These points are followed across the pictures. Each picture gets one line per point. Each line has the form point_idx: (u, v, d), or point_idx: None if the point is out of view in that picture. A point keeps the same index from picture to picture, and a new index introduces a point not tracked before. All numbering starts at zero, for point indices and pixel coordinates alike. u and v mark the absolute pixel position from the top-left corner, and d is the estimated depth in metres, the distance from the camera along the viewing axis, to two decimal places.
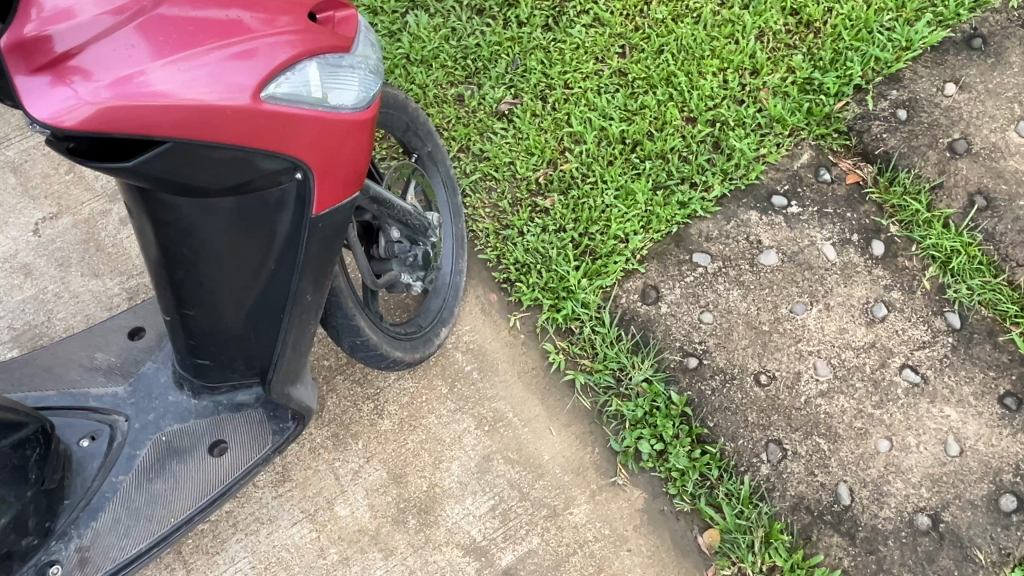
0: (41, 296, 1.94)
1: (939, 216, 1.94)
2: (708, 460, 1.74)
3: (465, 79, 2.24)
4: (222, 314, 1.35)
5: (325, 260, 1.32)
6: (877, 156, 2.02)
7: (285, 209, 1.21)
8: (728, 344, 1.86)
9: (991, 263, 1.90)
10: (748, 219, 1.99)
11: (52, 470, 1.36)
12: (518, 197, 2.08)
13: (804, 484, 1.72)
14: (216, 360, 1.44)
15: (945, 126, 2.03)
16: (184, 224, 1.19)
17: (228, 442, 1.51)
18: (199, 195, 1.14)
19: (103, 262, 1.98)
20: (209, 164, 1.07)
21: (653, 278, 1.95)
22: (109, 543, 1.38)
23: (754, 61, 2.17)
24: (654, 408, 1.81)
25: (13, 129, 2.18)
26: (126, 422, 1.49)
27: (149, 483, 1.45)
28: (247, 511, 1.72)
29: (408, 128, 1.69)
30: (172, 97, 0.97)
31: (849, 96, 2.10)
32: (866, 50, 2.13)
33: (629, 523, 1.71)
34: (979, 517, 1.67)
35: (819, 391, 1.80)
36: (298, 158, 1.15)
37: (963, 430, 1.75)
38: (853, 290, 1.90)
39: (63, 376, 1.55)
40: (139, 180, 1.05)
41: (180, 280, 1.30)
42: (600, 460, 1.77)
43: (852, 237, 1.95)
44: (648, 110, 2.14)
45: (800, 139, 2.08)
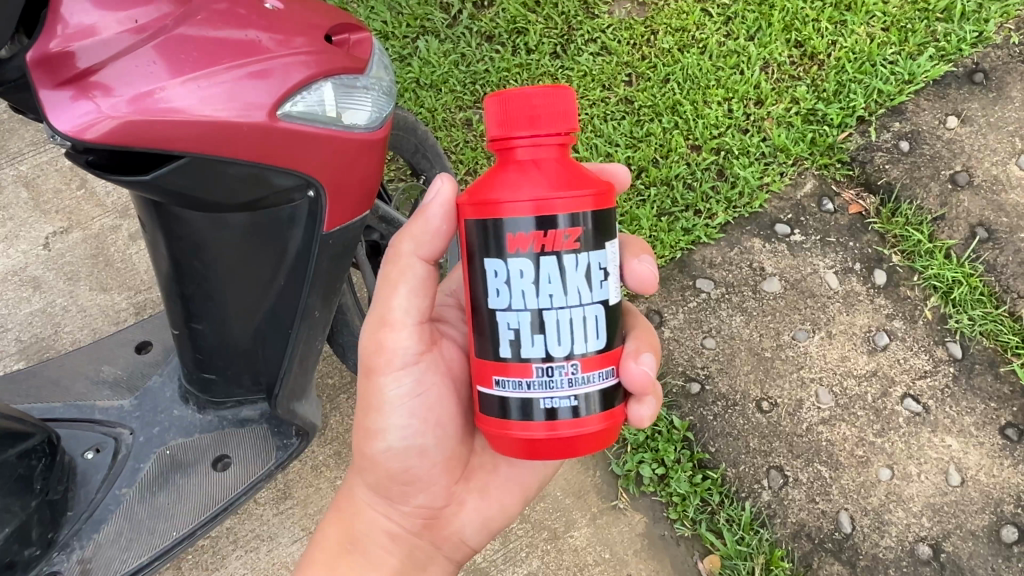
0: (50, 309, 1.96)
1: (941, 247, 1.96)
2: (709, 485, 1.75)
3: (474, 103, 2.27)
4: (231, 329, 1.37)
5: (334, 277, 1.33)
6: (880, 187, 2.05)
7: (296, 226, 1.23)
8: (730, 370, 1.87)
9: (993, 295, 1.92)
10: (751, 246, 2.01)
11: (56, 481, 1.37)
12: None
13: (805, 512, 1.72)
14: (223, 375, 1.45)
15: (946, 158, 2.05)
16: (196, 239, 1.22)
17: (231, 457, 1.51)
18: (213, 210, 1.16)
19: (112, 277, 2.00)
20: (223, 180, 1.09)
21: (656, 303, 1.96)
22: (111, 556, 1.39)
23: (759, 91, 2.19)
24: (657, 432, 1.81)
25: (26, 144, 2.21)
26: (131, 435, 1.50)
27: (152, 496, 1.45)
28: (247, 528, 1.73)
29: (417, 150, 1.71)
30: (189, 113, 0.99)
31: (852, 127, 2.13)
32: (869, 83, 2.16)
33: (629, 547, 1.72)
34: (979, 547, 1.68)
35: (821, 419, 1.81)
36: (311, 176, 1.16)
37: (964, 460, 1.76)
38: (855, 318, 1.91)
39: (69, 389, 1.56)
40: (155, 193, 1.07)
41: (191, 295, 1.32)
42: (601, 483, 1.77)
43: (854, 266, 1.97)
44: (654, 137, 2.18)
45: (803, 168, 2.10)
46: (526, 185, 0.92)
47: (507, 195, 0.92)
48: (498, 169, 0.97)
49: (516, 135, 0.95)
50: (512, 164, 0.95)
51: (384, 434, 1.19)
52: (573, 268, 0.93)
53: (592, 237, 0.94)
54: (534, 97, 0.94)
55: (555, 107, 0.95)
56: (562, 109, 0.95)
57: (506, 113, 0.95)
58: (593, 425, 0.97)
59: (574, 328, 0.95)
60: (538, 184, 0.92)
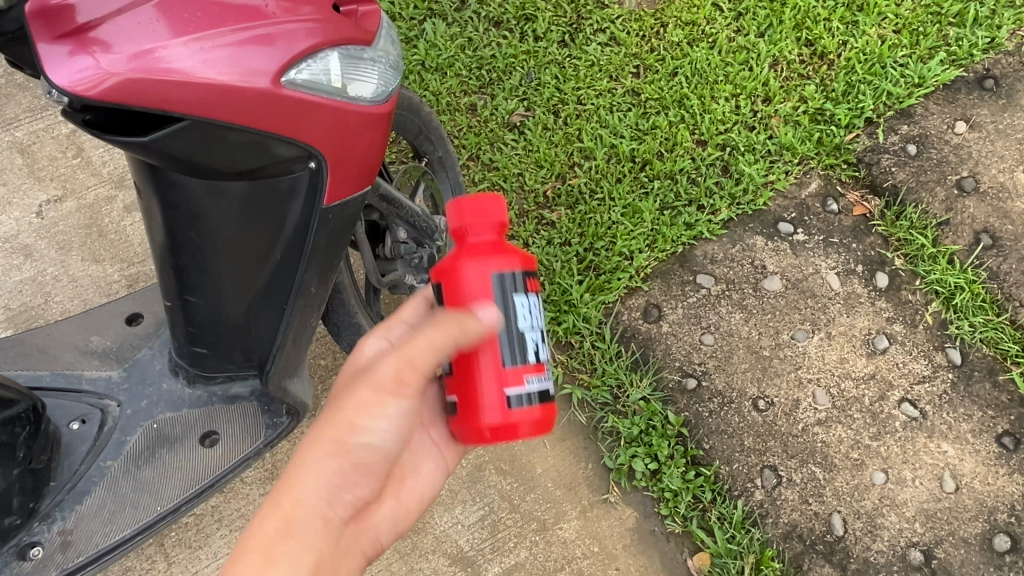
0: (40, 278, 1.93)
1: (945, 252, 1.94)
2: (701, 482, 1.73)
3: (479, 88, 2.25)
4: (224, 302, 1.34)
5: (332, 253, 1.30)
6: (886, 189, 2.03)
7: (297, 197, 1.20)
8: (728, 366, 1.85)
9: (995, 302, 1.90)
10: (754, 244, 1.99)
11: (40, 450, 1.34)
12: (525, 208, 2.08)
13: (797, 512, 1.70)
14: (214, 349, 1.43)
15: (953, 163, 2.03)
16: (194, 208, 1.19)
17: (220, 433, 1.48)
18: (212, 177, 1.13)
19: (105, 248, 1.97)
20: (224, 146, 1.07)
21: (656, 296, 1.94)
22: (93, 529, 1.36)
23: (767, 89, 2.18)
24: (651, 427, 1.80)
25: (23, 111, 2.17)
26: (119, 407, 1.48)
27: (138, 469, 1.42)
28: (232, 507, 1.71)
29: (420, 131, 1.68)
30: (190, 75, 0.96)
31: (860, 128, 2.11)
32: (879, 85, 2.15)
33: (619, 541, 1.69)
34: (971, 555, 1.66)
35: (817, 420, 1.79)
36: (313, 146, 1.14)
37: (959, 466, 1.74)
38: (855, 320, 1.89)
39: (57, 357, 1.53)
40: (153, 156, 1.05)
41: (185, 266, 1.30)
42: (592, 476, 1.76)
43: (857, 268, 1.95)
44: (659, 130, 2.15)
45: (809, 168, 2.09)
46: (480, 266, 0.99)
47: (461, 280, 1.00)
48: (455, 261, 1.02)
49: (475, 240, 1.03)
50: (459, 260, 1.01)
51: (371, 430, 0.95)
52: (521, 303, 1.00)
53: (534, 285, 1.03)
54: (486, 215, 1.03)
55: (484, 210, 1.04)
56: (498, 215, 1.04)
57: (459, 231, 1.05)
58: (539, 411, 1.00)
59: (508, 343, 0.98)
60: (492, 260, 1.00)
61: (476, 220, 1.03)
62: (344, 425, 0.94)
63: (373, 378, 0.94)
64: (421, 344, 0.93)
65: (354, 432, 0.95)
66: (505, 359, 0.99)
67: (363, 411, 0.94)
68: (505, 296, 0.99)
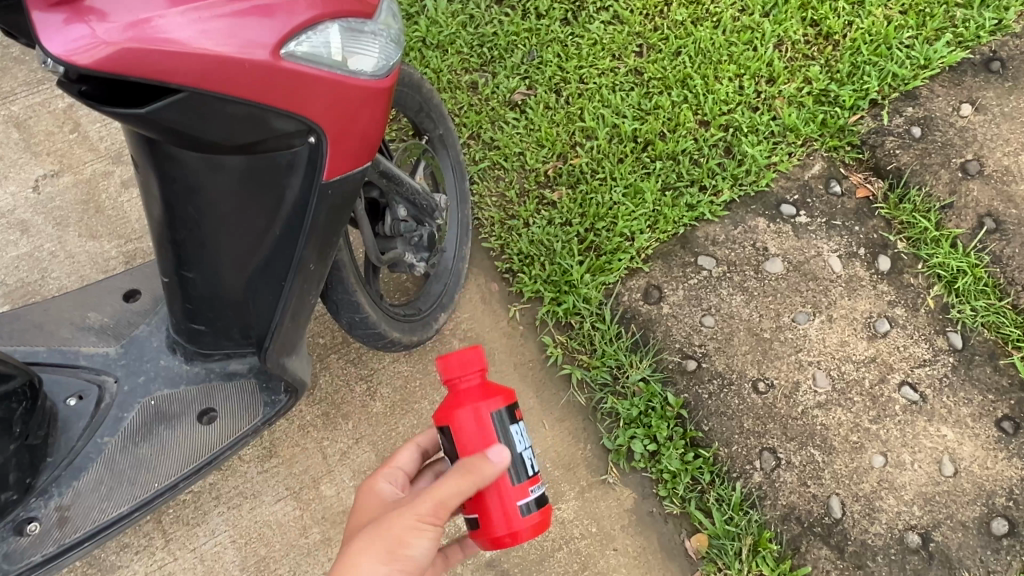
0: (37, 254, 1.91)
1: (948, 235, 1.93)
2: (700, 464, 1.72)
3: (480, 66, 2.22)
4: (222, 278, 1.33)
5: (332, 230, 1.29)
6: (889, 171, 2.02)
7: (295, 172, 1.18)
8: (728, 348, 1.84)
9: (997, 287, 1.89)
10: (756, 226, 1.98)
11: (37, 426, 1.33)
12: (526, 187, 2.06)
13: (795, 494, 1.70)
14: (212, 326, 1.42)
15: (958, 146, 2.02)
16: (191, 182, 1.18)
17: (218, 411, 1.47)
18: (210, 151, 1.12)
19: (102, 224, 1.95)
20: (222, 119, 1.05)
21: (656, 278, 1.93)
22: (90, 505, 1.36)
23: (772, 69, 2.16)
24: (650, 408, 1.79)
25: (20, 85, 2.15)
26: (115, 383, 1.47)
27: (135, 446, 1.42)
28: (230, 485, 1.71)
29: (421, 108, 1.67)
30: (187, 46, 0.94)
31: (864, 110, 2.10)
32: (884, 66, 2.13)
33: (617, 523, 1.69)
34: (968, 539, 1.66)
35: (817, 402, 1.79)
36: (312, 120, 1.12)
37: (958, 450, 1.74)
38: (857, 303, 1.88)
39: (54, 333, 1.52)
40: (150, 129, 1.03)
41: (182, 241, 1.28)
42: (591, 457, 1.76)
43: (859, 251, 1.94)
44: (662, 110, 2.13)
45: (813, 149, 2.07)
46: (479, 413, 1.09)
47: (464, 428, 1.09)
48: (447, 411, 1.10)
49: (464, 385, 1.12)
50: (453, 409, 1.10)
51: (419, 548, 1.00)
52: (518, 433, 1.11)
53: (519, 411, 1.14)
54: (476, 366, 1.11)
55: (467, 361, 1.11)
56: (482, 362, 1.12)
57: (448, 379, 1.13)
58: (538, 516, 1.11)
59: (515, 467, 1.09)
60: (485, 403, 1.09)
61: (462, 372, 1.11)
62: (394, 540, 0.99)
63: (414, 508, 1.01)
64: (446, 492, 1.00)
65: (406, 546, 1.00)
66: (511, 480, 1.09)
67: (411, 536, 1.00)
68: (502, 430, 1.10)
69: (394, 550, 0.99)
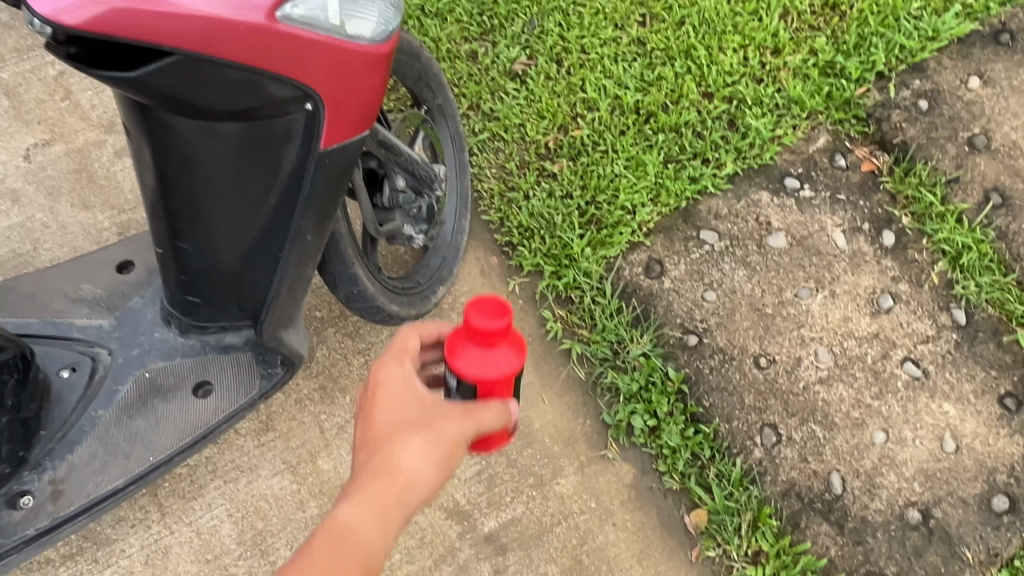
0: (28, 224, 1.87)
1: (953, 211, 1.91)
2: (701, 440, 1.71)
3: (480, 35, 2.18)
4: (218, 249, 1.30)
5: (330, 201, 1.26)
6: (895, 145, 2.00)
7: (292, 140, 1.15)
8: (730, 324, 1.82)
9: (1002, 263, 1.87)
10: (759, 199, 1.96)
11: (30, 398, 1.31)
12: (526, 159, 2.03)
13: (796, 471, 1.69)
14: (208, 298, 1.39)
15: (965, 120, 2.01)
16: (184, 150, 1.15)
17: (213, 384, 1.45)
18: (205, 118, 1.08)
19: (94, 195, 1.92)
20: (216, 83, 1.02)
21: (658, 252, 1.91)
22: (84, 479, 1.34)
23: (777, 40, 2.14)
24: (650, 383, 1.77)
25: (9, 52, 2.10)
26: (110, 355, 1.44)
27: (129, 420, 1.40)
28: (227, 458, 1.69)
29: (419, 78, 1.63)
30: (180, 7, 0.91)
31: (871, 82, 2.08)
32: (891, 38, 2.12)
33: (616, 498, 1.68)
34: (969, 515, 1.65)
35: (819, 378, 1.77)
36: (310, 86, 1.09)
37: (960, 427, 1.73)
38: (860, 278, 1.87)
39: (47, 305, 1.49)
40: (142, 93, 1.00)
41: (176, 211, 1.25)
42: (591, 432, 1.74)
43: (863, 226, 1.92)
44: (665, 82, 2.10)
45: (817, 122, 2.05)
46: (507, 360, 1.09)
47: (485, 377, 1.08)
48: (480, 371, 1.08)
49: (494, 339, 1.08)
50: (487, 369, 1.08)
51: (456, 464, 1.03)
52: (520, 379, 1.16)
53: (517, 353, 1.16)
54: (506, 320, 1.07)
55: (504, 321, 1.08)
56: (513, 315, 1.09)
57: (467, 323, 1.08)
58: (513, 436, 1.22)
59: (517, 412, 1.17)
60: (514, 366, 1.10)
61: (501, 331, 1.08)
62: (449, 451, 1.00)
63: (468, 427, 1.03)
64: (487, 421, 1.05)
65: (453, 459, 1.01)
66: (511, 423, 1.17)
67: (459, 452, 1.02)
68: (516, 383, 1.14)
69: (446, 460, 0.99)
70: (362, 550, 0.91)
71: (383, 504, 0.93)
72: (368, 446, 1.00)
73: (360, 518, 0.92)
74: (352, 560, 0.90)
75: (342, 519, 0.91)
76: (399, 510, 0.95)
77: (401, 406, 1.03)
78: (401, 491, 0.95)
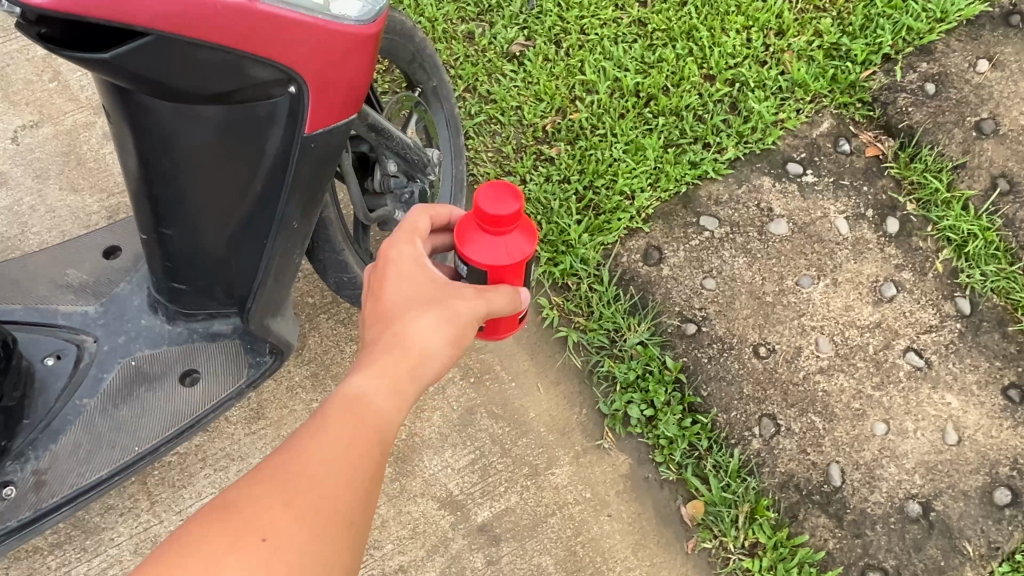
0: (16, 207, 1.84)
1: (959, 197, 1.88)
2: (698, 430, 1.68)
3: (477, 16, 2.13)
4: (202, 235, 1.27)
5: (316, 186, 1.23)
6: (901, 130, 1.96)
7: (276, 124, 1.12)
8: (729, 312, 1.79)
9: (1008, 250, 1.84)
10: (761, 184, 1.92)
11: (12, 387, 1.28)
12: (523, 142, 1.99)
13: (795, 462, 1.66)
14: (194, 285, 1.36)
15: (973, 104, 1.96)
16: (165, 134, 1.11)
17: (200, 372, 1.43)
18: (184, 101, 1.05)
19: (83, 177, 1.89)
20: (195, 65, 0.98)
21: (657, 238, 1.87)
22: (68, 469, 1.32)
23: (781, 22, 2.09)
24: (647, 372, 1.74)
25: None
26: (95, 343, 1.42)
27: (115, 409, 1.37)
28: (217, 446, 1.67)
29: (414, 59, 1.58)
30: None
31: (877, 65, 2.03)
32: (898, 19, 2.07)
33: (612, 488, 1.65)
34: (970, 508, 1.62)
35: (819, 367, 1.74)
36: (292, 68, 1.05)
37: (963, 419, 1.70)
38: (863, 267, 1.83)
39: (31, 291, 1.46)
40: (118, 75, 0.96)
41: (158, 196, 1.22)
42: (587, 421, 1.71)
43: (867, 212, 1.88)
44: (666, 64, 2.05)
45: (821, 106, 2.01)
46: (518, 246, 1.11)
47: (497, 264, 1.10)
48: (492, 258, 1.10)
49: (503, 226, 1.10)
50: (498, 256, 1.10)
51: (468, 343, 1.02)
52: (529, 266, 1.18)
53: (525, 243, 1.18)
54: (518, 205, 1.08)
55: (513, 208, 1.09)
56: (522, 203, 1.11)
57: (477, 211, 1.09)
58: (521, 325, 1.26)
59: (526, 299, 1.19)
60: (524, 252, 1.12)
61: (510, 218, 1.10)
62: (463, 328, 0.99)
63: (482, 305, 1.02)
64: (499, 303, 1.04)
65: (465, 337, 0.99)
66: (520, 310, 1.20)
67: (472, 330, 1.01)
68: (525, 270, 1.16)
69: (459, 337, 0.98)
70: (376, 420, 0.88)
71: (396, 376, 0.91)
72: (377, 323, 0.98)
73: (375, 388, 0.90)
74: (367, 429, 0.87)
75: (356, 388, 0.89)
76: (411, 383, 0.93)
77: (412, 282, 1.00)
78: (413, 366, 0.93)
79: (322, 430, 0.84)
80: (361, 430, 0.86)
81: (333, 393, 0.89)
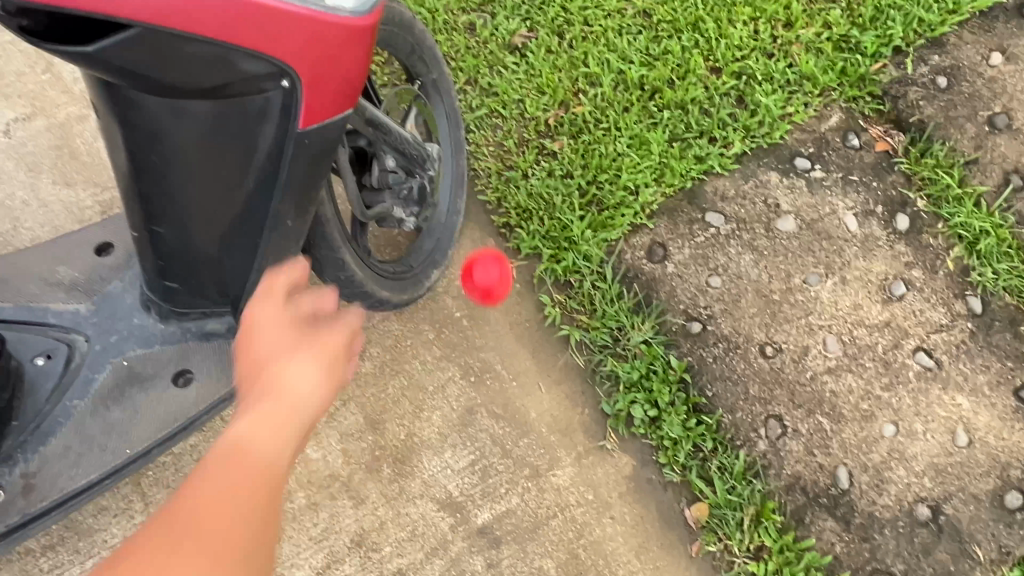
0: (8, 202, 1.81)
1: (971, 193, 1.84)
2: (703, 431, 1.65)
3: (479, 6, 2.08)
4: (194, 233, 1.24)
5: (311, 184, 1.19)
6: (911, 124, 1.92)
7: (269, 120, 1.08)
8: (735, 311, 1.75)
9: (1021, 248, 1.80)
10: (768, 180, 1.88)
11: (0, 388, 1.25)
12: (525, 136, 1.94)
13: (802, 464, 1.63)
14: (187, 284, 1.33)
15: (986, 98, 1.93)
16: (154, 129, 1.07)
17: (193, 372, 1.40)
18: (173, 95, 1.01)
19: (77, 171, 1.85)
20: (183, 59, 0.94)
21: (661, 235, 1.83)
22: (57, 472, 1.29)
23: (789, 13, 2.05)
24: (651, 371, 1.71)
25: None
26: (87, 342, 1.38)
27: (106, 411, 1.34)
28: (213, 447, 1.63)
29: (413, 51, 1.55)
30: None
31: (887, 57, 1.99)
32: (910, 10, 2.02)
33: (614, 489, 1.62)
34: (981, 512, 1.59)
35: (827, 368, 1.70)
36: (285, 62, 1.01)
37: (974, 420, 1.66)
38: (872, 264, 1.79)
39: (21, 289, 1.43)
40: (103, 69, 0.92)
41: (148, 194, 1.19)
42: (589, 422, 1.68)
43: (876, 208, 1.84)
44: (671, 56, 2.01)
45: (831, 99, 1.96)
46: None
47: None
48: None
49: None
50: None
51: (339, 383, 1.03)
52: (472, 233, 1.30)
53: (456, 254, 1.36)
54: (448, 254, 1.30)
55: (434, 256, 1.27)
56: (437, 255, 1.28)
57: None
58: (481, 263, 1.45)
59: None
60: None
61: None
62: (328, 365, 1.01)
63: (341, 340, 1.04)
64: (349, 334, 1.06)
65: (334, 378, 1.01)
66: None
67: (338, 366, 1.02)
68: None
69: (327, 375, 1.00)
70: (261, 461, 0.86)
71: (276, 420, 0.91)
72: (250, 375, 0.98)
73: (255, 431, 0.89)
74: (255, 471, 0.85)
75: (236, 434, 0.88)
76: (294, 423, 0.93)
77: (273, 333, 1.02)
78: (292, 411, 0.93)
79: (205, 473, 0.82)
80: (248, 472, 0.84)
81: (219, 440, 0.88)
